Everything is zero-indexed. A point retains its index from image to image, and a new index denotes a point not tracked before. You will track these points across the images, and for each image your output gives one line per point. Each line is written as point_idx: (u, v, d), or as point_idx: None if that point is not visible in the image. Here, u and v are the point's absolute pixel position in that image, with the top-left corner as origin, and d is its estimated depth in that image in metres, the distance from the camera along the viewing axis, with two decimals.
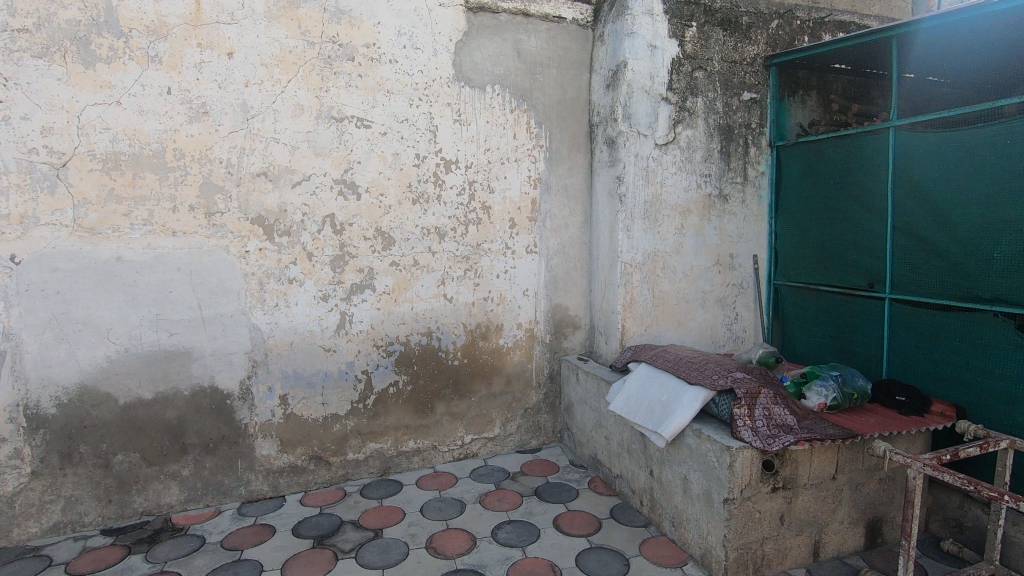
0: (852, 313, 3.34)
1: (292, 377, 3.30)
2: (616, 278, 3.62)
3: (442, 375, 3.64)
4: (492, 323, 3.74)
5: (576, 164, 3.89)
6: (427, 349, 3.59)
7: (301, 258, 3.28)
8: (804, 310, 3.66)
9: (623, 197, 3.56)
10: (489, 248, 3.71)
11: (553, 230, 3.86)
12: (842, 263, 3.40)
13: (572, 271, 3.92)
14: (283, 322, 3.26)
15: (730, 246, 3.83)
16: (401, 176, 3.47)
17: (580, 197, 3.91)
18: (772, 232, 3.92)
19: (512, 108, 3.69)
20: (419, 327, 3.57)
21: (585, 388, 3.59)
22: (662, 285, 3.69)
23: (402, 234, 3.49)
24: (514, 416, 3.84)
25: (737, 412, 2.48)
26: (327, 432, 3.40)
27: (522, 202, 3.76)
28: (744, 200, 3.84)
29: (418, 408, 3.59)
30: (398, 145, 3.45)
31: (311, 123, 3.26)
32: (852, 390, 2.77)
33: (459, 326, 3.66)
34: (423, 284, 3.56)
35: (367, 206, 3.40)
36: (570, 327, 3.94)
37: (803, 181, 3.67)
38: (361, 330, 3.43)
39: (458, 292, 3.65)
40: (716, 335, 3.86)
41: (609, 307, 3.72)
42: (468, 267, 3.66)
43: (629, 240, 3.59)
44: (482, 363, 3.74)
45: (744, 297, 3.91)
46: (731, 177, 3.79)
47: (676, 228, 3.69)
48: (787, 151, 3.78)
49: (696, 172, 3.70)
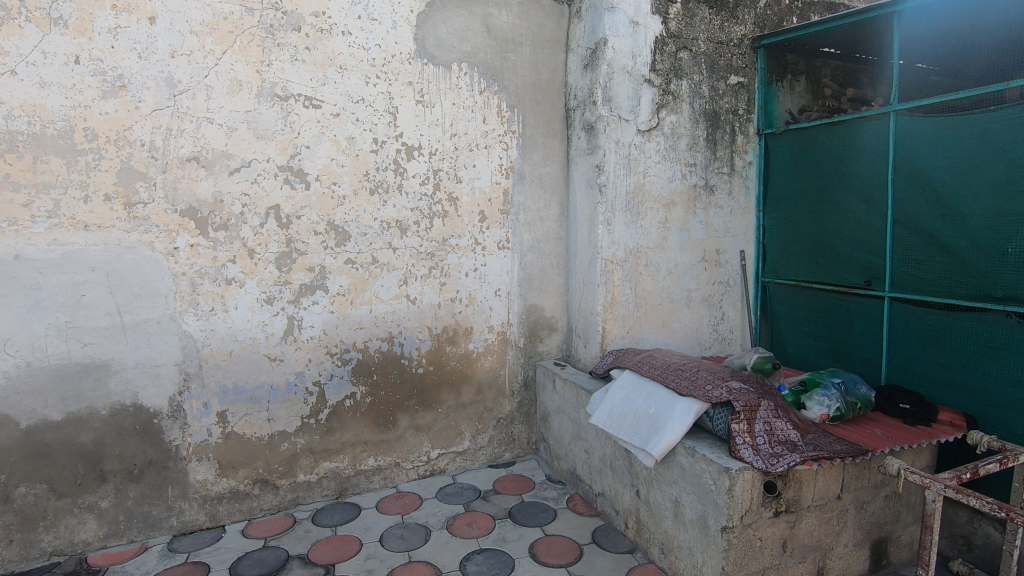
0: (848, 312, 3.10)
1: (231, 391, 2.90)
2: (596, 276, 3.33)
3: (405, 386, 3.29)
4: (460, 326, 3.40)
5: (551, 152, 3.57)
6: (388, 356, 3.23)
7: (241, 256, 2.88)
8: (795, 309, 3.42)
9: (603, 187, 3.26)
10: (457, 243, 3.36)
11: (527, 224, 3.53)
12: (836, 259, 3.17)
13: (548, 269, 3.61)
14: (220, 329, 2.86)
15: (716, 241, 3.57)
16: (357, 163, 3.10)
17: (556, 188, 3.60)
18: (759, 226, 3.68)
19: (481, 89, 3.35)
20: (379, 332, 3.20)
21: (563, 397, 3.28)
22: (646, 284, 3.41)
23: (358, 228, 3.12)
24: (485, 427, 3.52)
25: (736, 428, 2.21)
26: (274, 451, 3.01)
27: (493, 194, 3.43)
28: (731, 191, 3.59)
29: (378, 422, 3.23)
30: (352, 128, 3.07)
31: (251, 101, 2.85)
32: (856, 398, 2.52)
33: (424, 330, 3.31)
34: (383, 284, 3.20)
35: (319, 197, 3.02)
36: (546, 329, 3.63)
37: (794, 171, 3.43)
38: (312, 336, 3.05)
39: (422, 293, 3.30)
40: (702, 337, 3.60)
41: (588, 308, 3.42)
42: (433, 265, 3.31)
43: (610, 234, 3.29)
44: (450, 370, 3.40)
45: (731, 295, 3.66)
46: (717, 167, 3.53)
47: (660, 222, 3.41)
48: (776, 139, 3.53)
49: (681, 161, 3.42)
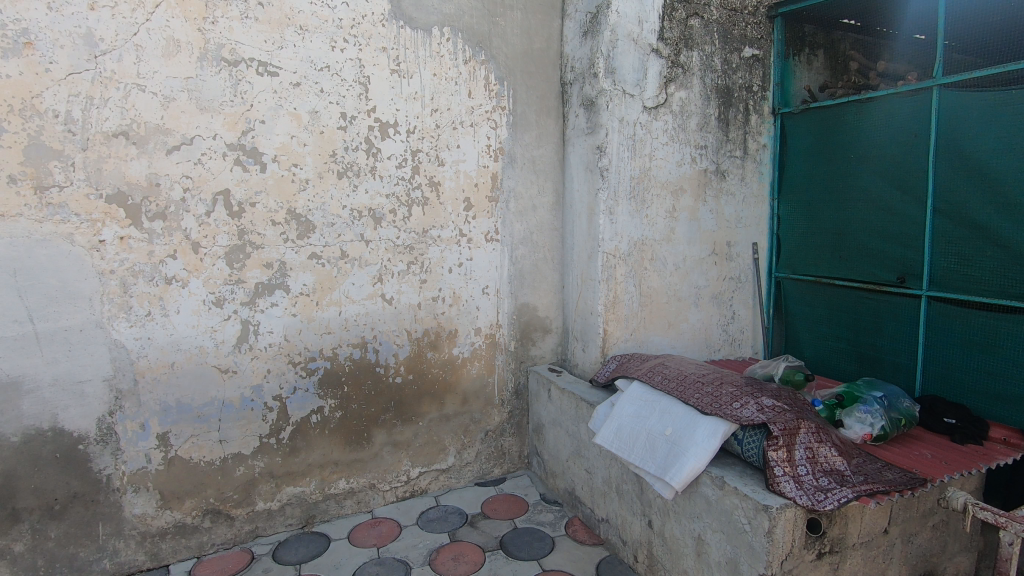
0: (876, 312, 2.80)
1: (174, 409, 2.47)
2: (596, 272, 2.95)
3: (381, 398, 2.89)
4: (443, 329, 3.01)
5: (545, 132, 3.17)
6: (361, 365, 2.83)
7: (183, 251, 2.43)
8: (814, 308, 3.11)
9: (605, 171, 2.88)
10: (439, 235, 2.96)
11: (518, 213, 3.14)
12: (863, 253, 2.84)
13: (542, 264, 3.22)
14: (159, 337, 2.42)
15: (727, 232, 3.22)
16: (323, 141, 2.66)
17: (551, 173, 3.21)
18: (773, 216, 3.35)
19: (466, 58, 2.93)
20: (350, 337, 2.79)
21: (559, 408, 2.92)
22: (651, 280, 3.05)
23: (324, 218, 2.69)
24: (471, 441, 3.14)
25: (773, 455, 1.86)
26: (227, 477, 2.59)
27: (480, 178, 3.02)
28: (744, 177, 3.24)
29: (350, 440, 2.84)
30: (316, 100, 2.63)
31: (192, 66, 2.39)
32: (900, 415, 2.20)
33: (402, 334, 2.91)
34: (354, 283, 2.78)
35: (277, 181, 2.58)
36: (539, 331, 3.25)
37: (813, 155, 3.09)
38: (271, 344, 2.63)
39: (400, 292, 2.89)
40: (711, 338, 3.26)
41: (587, 308, 3.06)
42: (412, 259, 2.90)
43: (612, 225, 2.92)
44: (432, 379, 3.00)
45: (742, 292, 3.33)
46: (729, 150, 3.17)
47: (667, 211, 3.04)
48: (794, 119, 3.18)
49: (691, 142, 3.06)
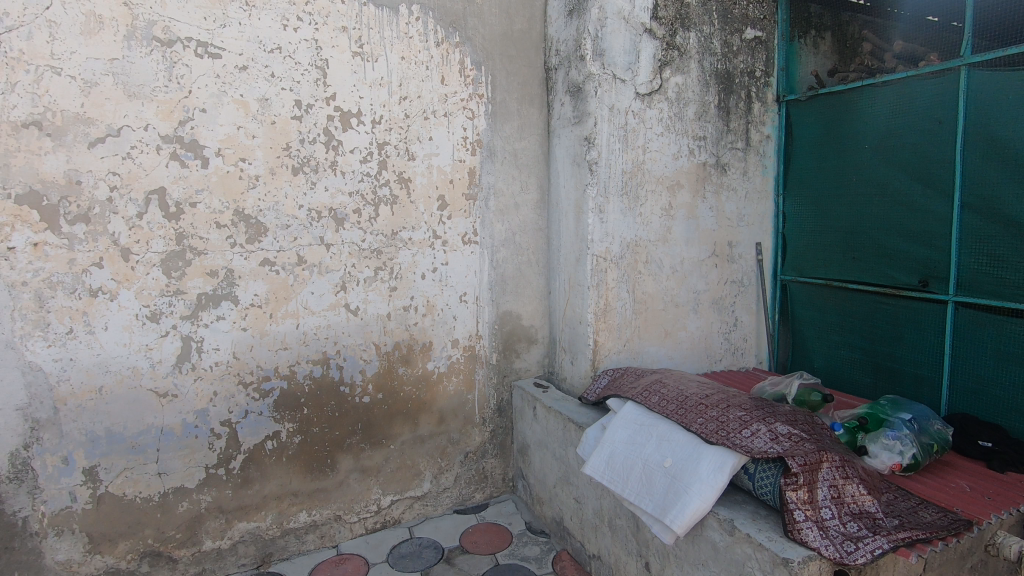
0: (895, 319, 2.52)
1: (103, 440, 2.16)
2: (585, 277, 2.66)
3: (347, 420, 2.59)
4: (416, 342, 2.71)
5: (528, 123, 2.88)
6: (322, 383, 2.52)
7: (110, 259, 2.12)
8: (824, 314, 2.84)
9: (594, 165, 2.59)
10: (410, 237, 2.66)
11: (499, 213, 2.85)
12: (879, 253, 2.57)
13: (526, 268, 2.93)
14: (84, 358, 2.11)
15: (728, 232, 2.94)
16: (274, 133, 2.35)
17: (535, 168, 2.92)
18: (778, 213, 3.07)
19: (438, 40, 2.63)
20: (309, 352, 2.49)
21: (545, 428, 2.63)
22: (646, 285, 2.76)
23: (277, 219, 2.38)
24: (449, 465, 2.85)
25: (791, 496, 1.58)
26: (168, 515, 2.29)
27: (455, 174, 2.73)
28: (746, 171, 2.96)
29: (311, 468, 2.54)
30: (266, 86, 2.32)
31: (118, 45, 2.08)
32: (932, 440, 1.93)
33: (370, 348, 2.61)
34: (313, 291, 2.48)
35: (221, 178, 2.27)
36: (524, 341, 2.96)
37: (822, 146, 2.82)
38: (217, 362, 2.32)
39: (367, 301, 2.59)
40: (712, 347, 2.98)
41: (575, 316, 2.77)
42: (380, 265, 2.60)
43: (602, 225, 2.63)
44: (404, 397, 2.71)
45: (745, 297, 3.05)
46: (730, 142, 2.89)
47: (662, 209, 2.76)
48: (800, 108, 2.91)
49: (688, 133, 2.77)
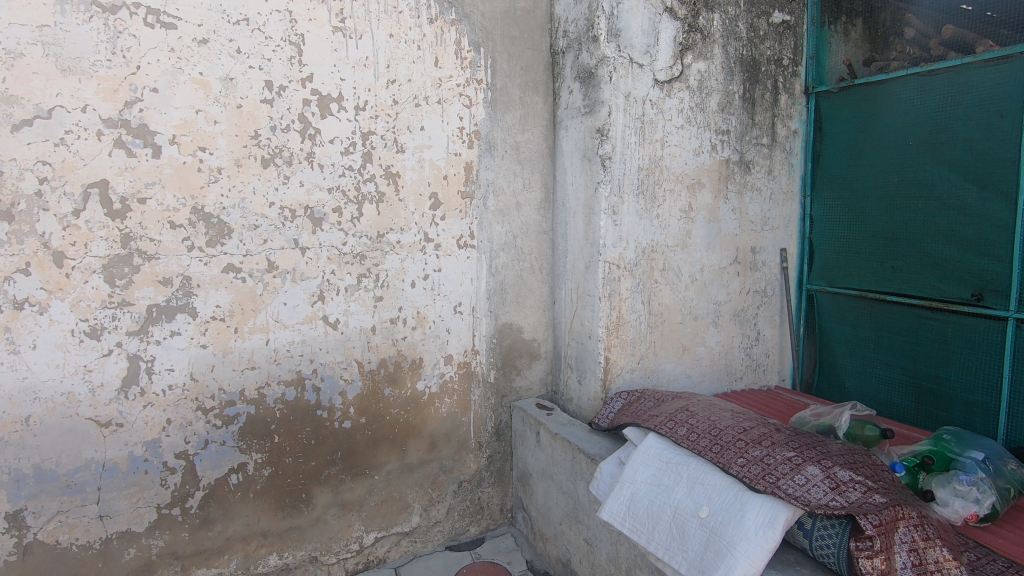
0: (943, 337, 2.26)
1: (31, 479, 1.82)
2: (595, 286, 2.37)
3: (325, 449, 2.26)
4: (404, 358, 2.40)
5: (532, 113, 2.57)
6: (296, 408, 2.20)
7: (39, 264, 1.78)
8: (857, 329, 2.58)
9: (607, 160, 2.29)
10: (398, 240, 2.34)
11: (498, 213, 2.54)
12: (924, 263, 2.31)
13: (528, 275, 2.63)
14: (6, 382, 1.76)
15: (751, 236, 2.66)
16: (240, 118, 2.02)
17: (539, 163, 2.61)
18: (804, 216, 2.81)
19: (432, 16, 2.31)
20: (281, 372, 2.17)
21: (550, 457, 2.33)
22: (662, 295, 2.47)
23: (244, 219, 2.05)
24: (441, 496, 2.53)
25: (865, 564, 1.31)
26: (112, 564, 1.95)
27: (449, 169, 2.41)
28: (771, 170, 2.68)
29: (283, 504, 2.21)
30: (231, 64, 1.99)
31: (48, 10, 1.74)
32: (1008, 485, 1.66)
33: (351, 366, 2.29)
34: (286, 302, 2.15)
35: (176, 170, 1.94)
36: (525, 356, 2.65)
37: (856, 143, 2.56)
38: (171, 386, 1.99)
39: (348, 312, 2.27)
40: (732, 364, 2.70)
41: (583, 330, 2.47)
42: (364, 271, 2.28)
43: (616, 227, 2.33)
44: (391, 422, 2.39)
45: (768, 308, 2.77)
46: (755, 137, 2.61)
47: (681, 210, 2.47)
48: (832, 101, 2.65)
49: (710, 125, 2.49)
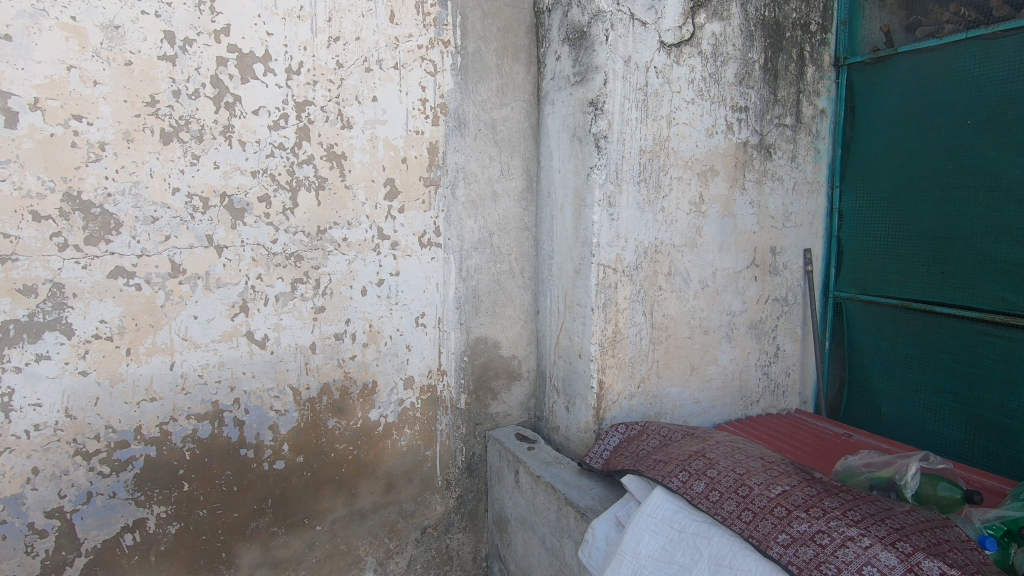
0: (1008, 358, 1.88)
1: None
2: (587, 294, 1.94)
3: (250, 497, 1.82)
4: (353, 383, 1.95)
5: (511, 85, 2.13)
6: (212, 448, 1.75)
7: None
8: (898, 345, 2.19)
9: (602, 139, 1.85)
10: (344, 237, 1.89)
11: (470, 205, 2.10)
12: (984, 267, 1.92)
13: (506, 279, 2.20)
14: None
15: (771, 235, 2.25)
16: (130, 79, 1.56)
17: (519, 145, 2.18)
18: (832, 210, 2.40)
19: None
20: (191, 404, 1.71)
21: (531, 504, 1.91)
22: (667, 305, 2.05)
23: (137, 209, 1.60)
24: (400, 546, 2.10)
25: None
26: None
27: (409, 150, 1.97)
28: (795, 156, 2.27)
29: (196, 568, 1.76)
30: (117, 7, 1.53)
31: None
32: None
33: (284, 394, 1.85)
34: (196, 315, 1.70)
35: (40, 144, 1.48)
36: (503, 377, 2.22)
37: (897, 123, 2.15)
38: (38, 426, 1.53)
39: (280, 327, 1.82)
40: (748, 386, 2.29)
41: (572, 347, 2.05)
42: (301, 276, 1.84)
43: (613, 223, 1.91)
44: (336, 460, 1.95)
45: (790, 319, 2.36)
46: (777, 115, 2.20)
47: (690, 202, 2.05)
48: (870, 74, 2.23)
49: (725, 101, 2.07)
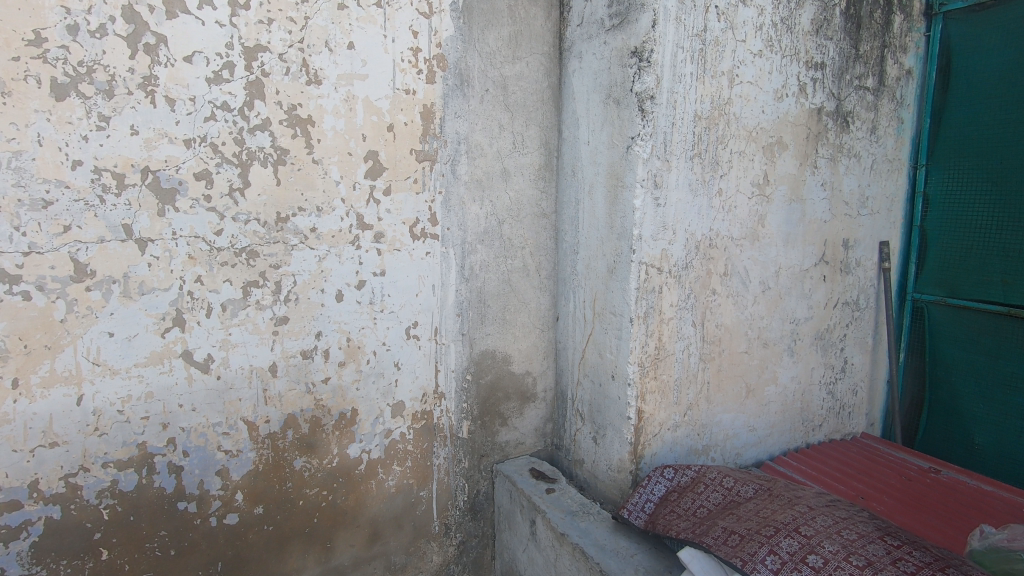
0: None
1: None
2: (624, 301, 1.52)
3: (194, 561, 1.42)
4: (326, 413, 1.54)
5: (527, 33, 1.69)
6: (140, 504, 1.34)
7: None
8: (1001, 362, 1.78)
9: (648, 100, 1.42)
10: (312, 227, 1.46)
11: (476, 185, 1.67)
12: None
13: (518, 279, 1.78)
14: None
15: (844, 224, 1.83)
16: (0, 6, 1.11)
17: (536, 111, 1.74)
18: (914, 195, 1.98)
19: None
20: (109, 449, 1.30)
21: (552, 565, 1.51)
22: (721, 313, 1.64)
23: (20, 190, 1.16)
24: None
25: None
26: None
27: (397, 115, 1.53)
28: (875, 127, 1.84)
29: None
30: None
31: None
32: None
33: (236, 430, 1.43)
34: (113, 333, 1.28)
35: None
36: (515, 398, 1.82)
37: (1012, 86, 1.72)
38: None
39: (228, 344, 1.40)
40: (810, 408, 1.89)
41: (602, 365, 1.64)
42: (255, 278, 1.41)
43: (659, 210, 1.48)
44: (306, 509, 1.55)
45: (861, 327, 1.95)
46: (857, 76, 1.76)
47: (753, 184, 1.62)
48: (974, 25, 1.79)
49: (798, 54, 1.63)
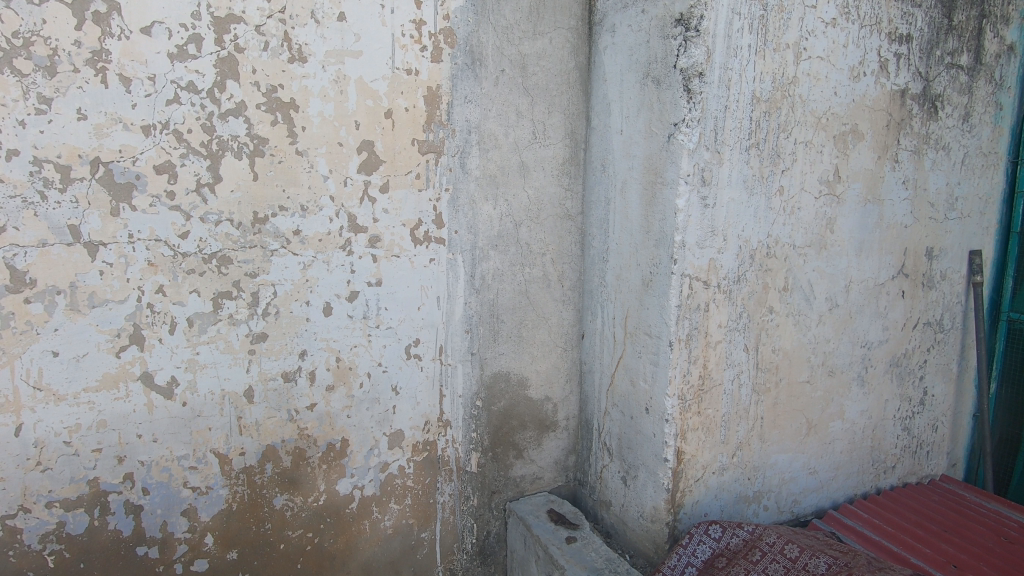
0: None
1: None
2: (662, 321, 1.26)
3: None
4: (312, 444, 1.34)
5: (550, 4, 1.45)
6: (91, 549, 1.16)
7: None
8: None
9: (696, 78, 1.16)
10: (296, 230, 1.26)
11: (489, 182, 1.44)
12: None
13: (537, 290, 1.54)
14: None
15: (928, 230, 1.53)
16: None
17: (560, 95, 1.50)
18: (1015, 195, 1.66)
19: None
20: (53, 486, 1.12)
21: None
22: (779, 336, 1.37)
23: None
24: None
25: None
26: None
27: (396, 99, 1.31)
28: (969, 114, 1.53)
29: None
30: None
31: None
32: None
33: (205, 464, 1.24)
34: (58, 351, 1.09)
35: None
36: (532, 427, 1.58)
37: None
38: None
39: (196, 365, 1.20)
40: (882, 446, 1.59)
41: (634, 395, 1.38)
42: (228, 289, 1.21)
43: (708, 211, 1.22)
44: (288, 554, 1.34)
45: (944, 351, 1.64)
46: (949, 51, 1.46)
47: (822, 181, 1.34)
48: None
49: (880, 24, 1.34)
